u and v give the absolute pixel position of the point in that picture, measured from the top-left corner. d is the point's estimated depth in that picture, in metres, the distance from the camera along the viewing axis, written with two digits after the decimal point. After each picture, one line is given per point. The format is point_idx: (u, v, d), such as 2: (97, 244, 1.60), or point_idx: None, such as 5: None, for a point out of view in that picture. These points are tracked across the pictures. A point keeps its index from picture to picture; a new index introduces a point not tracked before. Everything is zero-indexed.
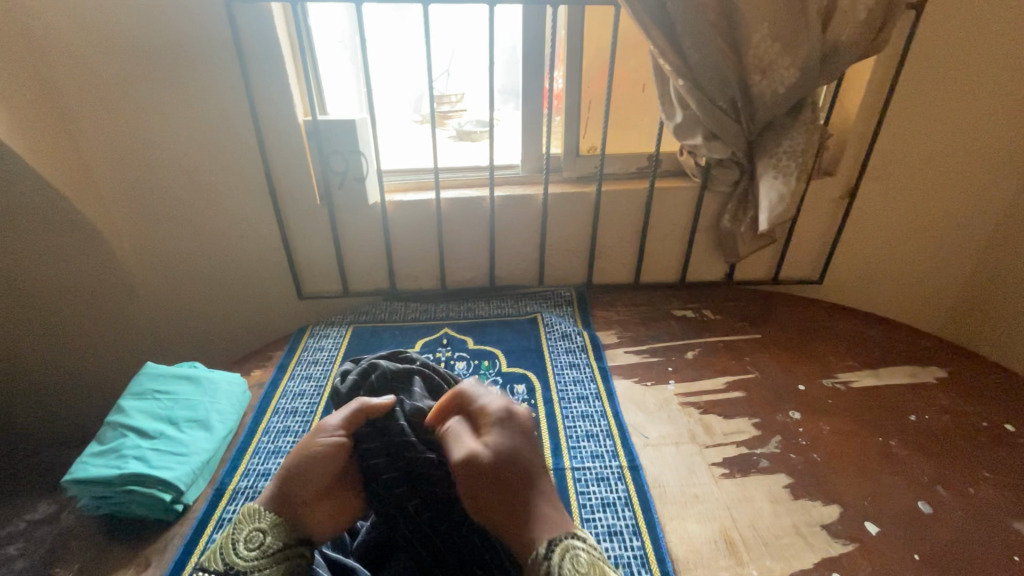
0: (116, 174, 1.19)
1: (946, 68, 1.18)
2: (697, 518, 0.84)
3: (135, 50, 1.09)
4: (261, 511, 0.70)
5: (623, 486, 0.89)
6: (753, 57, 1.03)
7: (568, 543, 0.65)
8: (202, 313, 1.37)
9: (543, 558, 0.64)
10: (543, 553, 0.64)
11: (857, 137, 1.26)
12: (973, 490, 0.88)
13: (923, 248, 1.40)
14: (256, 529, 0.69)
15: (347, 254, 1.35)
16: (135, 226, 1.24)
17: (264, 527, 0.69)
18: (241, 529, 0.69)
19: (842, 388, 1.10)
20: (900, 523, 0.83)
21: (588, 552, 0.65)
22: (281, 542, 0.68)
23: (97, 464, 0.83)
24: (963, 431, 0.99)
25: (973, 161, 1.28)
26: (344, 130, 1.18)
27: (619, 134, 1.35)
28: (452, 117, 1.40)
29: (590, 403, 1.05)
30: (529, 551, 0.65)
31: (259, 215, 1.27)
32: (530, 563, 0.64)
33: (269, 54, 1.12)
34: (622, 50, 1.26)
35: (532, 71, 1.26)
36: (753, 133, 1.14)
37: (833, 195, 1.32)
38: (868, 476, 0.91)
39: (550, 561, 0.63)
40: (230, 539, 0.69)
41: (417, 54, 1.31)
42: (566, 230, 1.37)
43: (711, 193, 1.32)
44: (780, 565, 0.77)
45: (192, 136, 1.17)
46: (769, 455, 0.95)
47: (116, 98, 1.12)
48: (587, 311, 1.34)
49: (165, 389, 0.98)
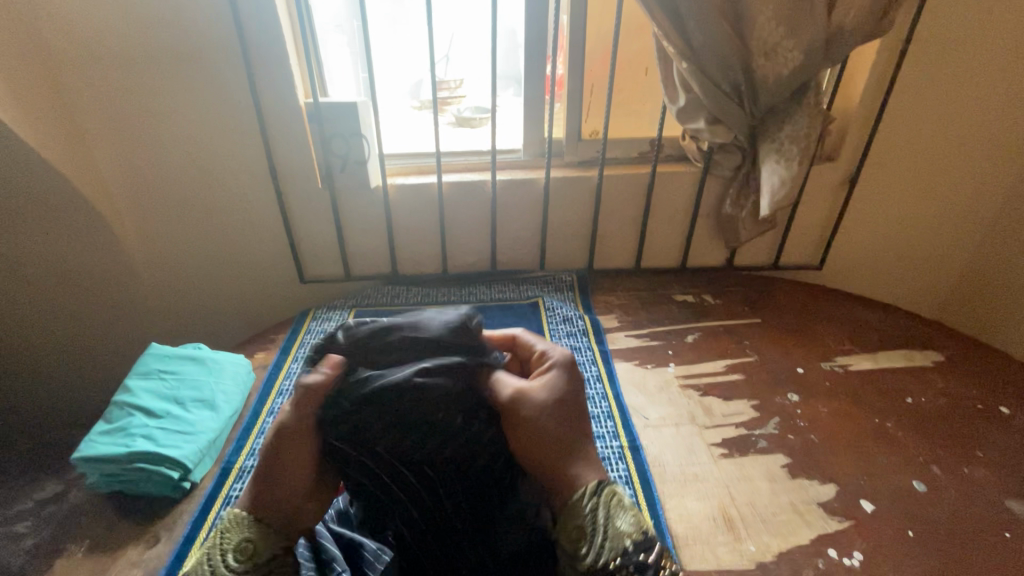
0: (117, 156, 1.19)
1: (950, 52, 1.18)
2: (696, 496, 0.86)
3: (134, 31, 1.08)
4: (246, 518, 0.63)
5: (623, 465, 0.90)
6: (758, 40, 1.03)
7: (613, 488, 0.65)
8: (205, 297, 1.38)
9: (590, 496, 0.63)
10: (590, 492, 0.63)
11: (860, 122, 1.26)
12: (966, 469, 0.90)
13: (923, 234, 1.41)
14: (244, 538, 0.62)
15: (348, 238, 1.35)
16: (137, 209, 1.24)
17: (252, 536, 0.62)
18: (229, 537, 0.62)
19: (840, 371, 1.11)
20: (895, 501, 0.84)
21: (630, 499, 0.65)
22: (269, 551, 0.62)
23: (105, 442, 0.84)
24: (959, 413, 1.01)
25: (975, 147, 1.28)
26: (345, 114, 1.18)
27: (621, 119, 1.35)
28: (451, 103, 1.41)
29: (592, 385, 1.07)
30: (572, 493, 0.64)
31: (261, 198, 1.27)
32: (572, 504, 0.63)
33: (269, 34, 1.11)
34: (626, 33, 1.25)
35: (534, 55, 1.25)
36: (756, 117, 1.13)
37: (835, 181, 1.32)
38: (864, 456, 0.92)
39: (595, 503, 0.62)
40: (216, 547, 0.61)
41: (419, 39, 1.31)
42: (568, 214, 1.37)
43: (713, 178, 1.32)
44: (778, 542, 0.78)
45: (194, 118, 1.17)
46: (768, 436, 0.96)
47: (116, 79, 1.11)
48: (588, 295, 1.35)
49: (170, 369, 0.99)
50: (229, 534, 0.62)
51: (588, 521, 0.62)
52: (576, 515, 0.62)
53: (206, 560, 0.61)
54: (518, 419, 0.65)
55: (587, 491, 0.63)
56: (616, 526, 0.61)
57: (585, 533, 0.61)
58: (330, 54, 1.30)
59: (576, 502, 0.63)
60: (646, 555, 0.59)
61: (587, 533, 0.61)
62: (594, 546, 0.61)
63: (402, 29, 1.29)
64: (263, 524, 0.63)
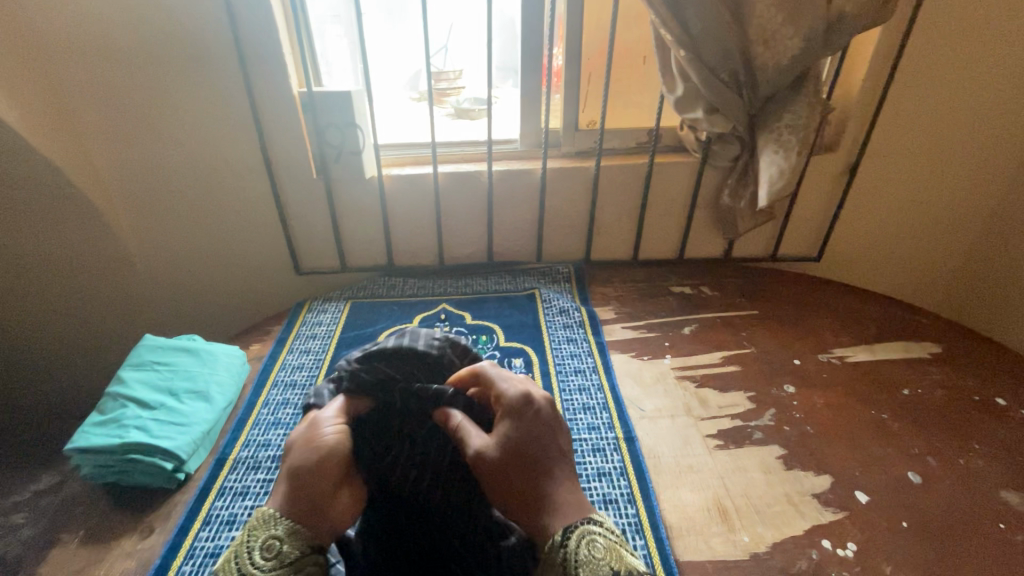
0: (108, 146, 1.17)
1: (953, 40, 1.16)
2: (691, 487, 0.86)
3: (123, 18, 1.06)
4: (278, 517, 0.58)
5: (618, 457, 0.90)
6: (757, 27, 1.01)
7: (585, 529, 0.57)
8: (200, 288, 1.37)
9: (559, 546, 0.56)
10: (559, 541, 0.56)
11: (860, 112, 1.24)
12: (961, 461, 0.89)
13: (923, 225, 1.40)
14: (272, 538, 0.56)
15: (344, 229, 1.34)
16: (130, 200, 1.23)
17: (280, 535, 0.57)
18: (256, 537, 0.57)
19: (836, 363, 1.11)
20: (889, 492, 0.84)
21: (606, 537, 0.57)
22: (298, 550, 0.56)
23: (98, 433, 0.84)
24: (955, 404, 1.00)
25: (977, 136, 1.27)
26: (340, 103, 1.17)
27: (619, 108, 1.33)
28: (451, 94, 1.38)
29: (587, 376, 1.06)
30: (544, 538, 0.58)
31: (255, 189, 1.26)
32: (547, 550, 0.57)
33: (262, 22, 1.10)
34: (624, 21, 1.23)
35: (531, 44, 1.23)
36: (754, 107, 1.12)
37: (834, 171, 1.31)
38: (860, 447, 0.92)
39: (567, 549, 0.56)
40: (244, 548, 0.56)
41: (416, 27, 1.29)
42: (565, 205, 1.36)
43: (711, 168, 1.30)
44: (771, 533, 0.78)
45: (186, 108, 1.15)
46: (763, 427, 0.96)
47: (105, 66, 1.10)
48: (584, 287, 1.34)
49: (164, 360, 0.99)
50: (257, 532, 0.57)
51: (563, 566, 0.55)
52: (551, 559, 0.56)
53: (234, 559, 0.56)
54: (488, 469, 0.62)
55: (563, 534, 0.57)
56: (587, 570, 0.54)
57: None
58: (324, 43, 1.28)
59: (547, 551, 0.57)
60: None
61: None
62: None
63: (398, 17, 1.27)
64: (291, 522, 0.58)
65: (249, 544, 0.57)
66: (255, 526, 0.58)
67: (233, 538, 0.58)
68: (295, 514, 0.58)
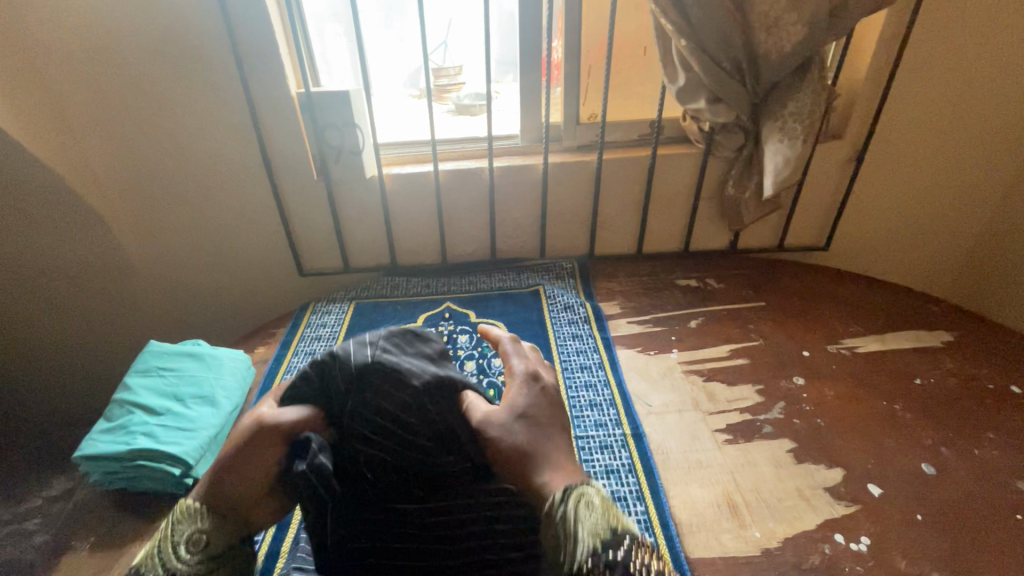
0: (108, 153, 1.17)
1: (963, 20, 1.13)
2: (700, 483, 0.85)
3: (119, 21, 1.05)
4: (203, 511, 0.58)
5: (626, 453, 0.89)
6: (758, 14, 1.00)
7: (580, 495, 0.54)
8: (205, 292, 1.37)
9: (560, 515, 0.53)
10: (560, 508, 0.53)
11: (866, 99, 1.22)
12: (976, 451, 0.88)
13: (934, 211, 1.37)
14: (199, 531, 0.57)
15: (346, 229, 1.33)
16: (132, 206, 1.24)
17: (207, 529, 0.57)
18: (181, 530, 0.57)
19: (846, 354, 1.09)
20: (902, 485, 0.83)
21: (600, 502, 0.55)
22: (225, 542, 0.58)
23: (106, 440, 0.84)
24: (968, 393, 0.99)
25: (988, 120, 1.24)
26: (338, 103, 1.15)
27: (620, 101, 1.31)
28: (452, 91, 1.35)
29: (594, 373, 1.05)
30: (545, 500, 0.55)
31: (256, 190, 1.25)
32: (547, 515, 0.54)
33: (257, 24, 1.09)
34: (623, 12, 1.22)
35: (531, 37, 1.21)
36: (758, 95, 1.10)
37: (841, 159, 1.29)
38: (872, 439, 0.91)
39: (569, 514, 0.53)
40: (168, 539, 0.56)
41: (415, 23, 1.27)
42: (568, 200, 1.35)
43: (715, 158, 1.29)
44: (783, 528, 0.77)
45: (186, 113, 1.15)
46: (772, 421, 0.95)
47: (104, 74, 1.10)
48: (589, 282, 1.33)
49: (170, 366, 0.99)
50: (182, 525, 0.57)
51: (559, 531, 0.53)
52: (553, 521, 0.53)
53: (156, 553, 0.56)
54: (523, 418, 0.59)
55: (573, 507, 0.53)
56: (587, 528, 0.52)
57: (563, 548, 0.52)
58: (323, 42, 1.27)
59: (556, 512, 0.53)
60: (617, 551, 0.52)
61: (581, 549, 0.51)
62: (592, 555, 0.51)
63: (396, 15, 1.26)
64: (214, 515, 0.58)
65: (175, 536, 0.57)
66: (182, 516, 0.58)
67: (159, 530, 0.58)
68: (214, 506, 0.58)
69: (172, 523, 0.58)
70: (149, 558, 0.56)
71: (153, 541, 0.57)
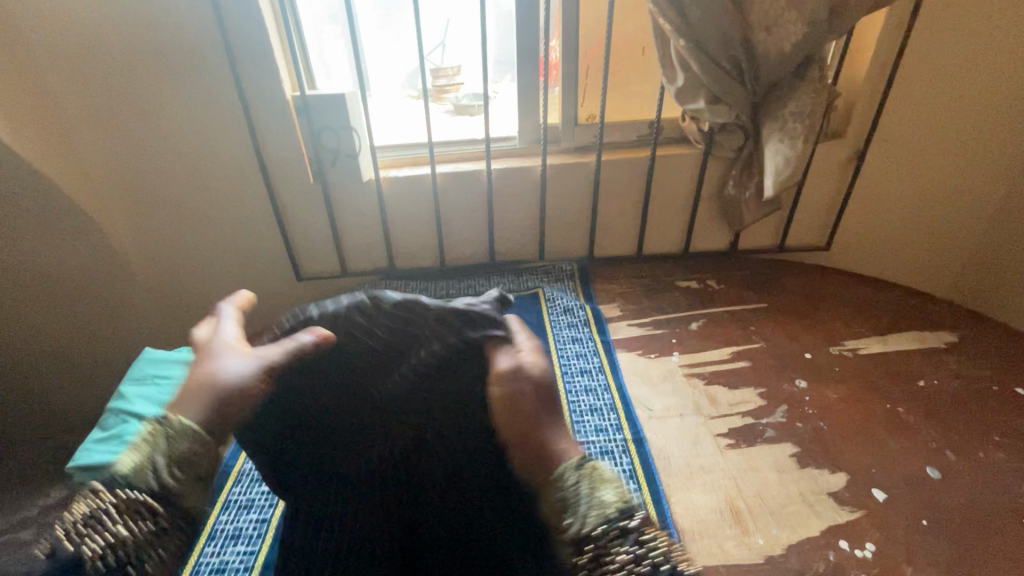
0: (102, 158, 1.16)
1: (964, 17, 1.12)
2: (702, 488, 0.84)
3: (111, 25, 1.04)
4: (189, 429, 0.59)
5: (627, 459, 0.88)
6: (758, 13, 0.99)
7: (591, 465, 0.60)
8: (202, 297, 1.36)
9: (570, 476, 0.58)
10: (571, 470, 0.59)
11: (867, 98, 1.21)
12: (981, 454, 0.87)
13: (935, 210, 1.36)
14: (190, 446, 0.58)
15: (343, 233, 1.32)
16: (127, 211, 1.22)
17: (199, 445, 0.59)
18: (171, 442, 0.57)
19: (849, 355, 1.08)
20: (907, 489, 0.82)
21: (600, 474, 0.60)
22: (212, 461, 0.60)
23: (100, 451, 0.83)
24: (973, 394, 0.98)
25: (990, 118, 1.23)
26: (334, 106, 1.14)
27: (619, 101, 1.30)
28: (449, 92, 1.34)
29: (594, 377, 1.04)
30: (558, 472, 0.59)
31: (252, 195, 1.24)
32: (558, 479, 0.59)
33: (251, 27, 1.08)
34: (621, 12, 1.20)
35: (528, 37, 1.20)
36: (758, 95, 1.09)
37: (842, 158, 1.28)
38: (876, 442, 0.90)
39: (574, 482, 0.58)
40: (158, 453, 0.57)
41: (411, 24, 1.26)
42: (567, 202, 1.34)
43: (715, 159, 1.27)
44: (787, 534, 0.76)
45: (181, 118, 1.14)
46: (775, 424, 0.94)
47: (97, 78, 1.09)
48: (588, 284, 1.32)
49: (164, 374, 0.97)
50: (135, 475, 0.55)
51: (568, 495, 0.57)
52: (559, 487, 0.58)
53: (149, 463, 0.56)
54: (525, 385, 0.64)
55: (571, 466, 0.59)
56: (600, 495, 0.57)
57: (570, 511, 0.56)
58: (321, 43, 1.26)
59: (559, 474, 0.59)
60: (629, 520, 0.56)
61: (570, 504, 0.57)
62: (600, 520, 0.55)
63: (393, 16, 1.25)
64: (203, 434, 0.59)
65: (164, 450, 0.57)
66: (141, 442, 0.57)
67: (141, 437, 0.57)
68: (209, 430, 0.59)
69: (145, 441, 0.56)
70: (137, 469, 0.55)
71: (137, 447, 0.57)
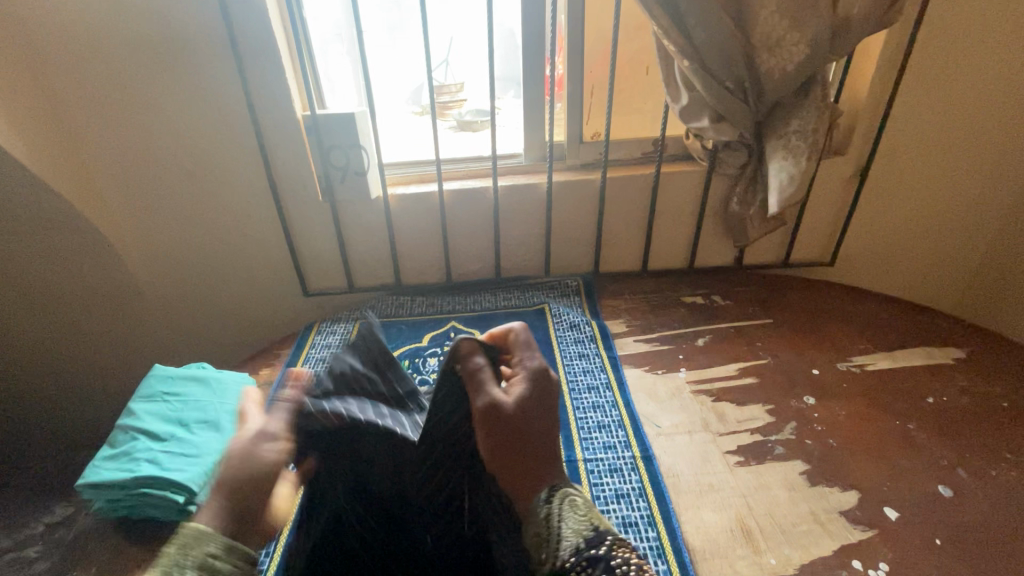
0: (115, 175, 1.18)
1: (963, 37, 1.14)
2: (712, 507, 0.83)
3: (128, 47, 1.07)
4: (208, 535, 0.54)
5: (636, 477, 0.88)
6: (761, 35, 1.01)
7: (566, 491, 0.60)
8: (210, 313, 1.37)
9: (543, 503, 0.59)
10: (543, 499, 0.60)
11: (868, 116, 1.23)
12: (993, 472, 0.86)
13: (939, 226, 1.37)
14: (209, 554, 0.53)
15: (351, 249, 1.33)
16: (137, 228, 1.24)
17: (218, 550, 0.53)
18: (186, 558, 0.51)
19: (857, 372, 1.08)
20: (919, 508, 0.81)
21: (584, 498, 0.61)
22: (246, 561, 0.55)
23: (109, 468, 0.83)
24: (983, 411, 0.97)
25: (991, 135, 1.25)
26: (343, 124, 1.16)
27: (623, 120, 1.32)
28: (452, 107, 1.37)
29: (601, 393, 1.04)
30: (530, 501, 0.61)
31: (261, 211, 1.25)
32: (530, 513, 0.60)
33: (264, 49, 1.10)
34: (624, 32, 1.23)
35: (533, 57, 1.22)
36: (761, 113, 1.11)
37: (845, 175, 1.29)
38: (886, 460, 0.89)
39: (551, 505, 0.59)
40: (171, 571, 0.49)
41: (417, 43, 1.29)
42: (572, 218, 1.35)
43: (719, 175, 1.29)
44: (799, 554, 0.76)
45: (192, 137, 1.16)
46: (784, 441, 0.94)
47: (112, 98, 1.11)
48: (594, 300, 1.33)
49: (175, 391, 0.98)
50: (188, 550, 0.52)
51: (543, 529, 0.57)
52: (533, 522, 0.59)
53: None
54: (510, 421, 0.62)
55: (548, 493, 0.60)
56: (571, 526, 0.56)
57: (543, 544, 0.56)
58: (328, 62, 1.28)
59: (532, 508, 0.60)
60: (598, 548, 0.53)
61: (545, 538, 0.56)
62: (570, 539, 0.55)
63: (400, 36, 1.27)
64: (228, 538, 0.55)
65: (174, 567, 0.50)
66: (176, 549, 0.52)
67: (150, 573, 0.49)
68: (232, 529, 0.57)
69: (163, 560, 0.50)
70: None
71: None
